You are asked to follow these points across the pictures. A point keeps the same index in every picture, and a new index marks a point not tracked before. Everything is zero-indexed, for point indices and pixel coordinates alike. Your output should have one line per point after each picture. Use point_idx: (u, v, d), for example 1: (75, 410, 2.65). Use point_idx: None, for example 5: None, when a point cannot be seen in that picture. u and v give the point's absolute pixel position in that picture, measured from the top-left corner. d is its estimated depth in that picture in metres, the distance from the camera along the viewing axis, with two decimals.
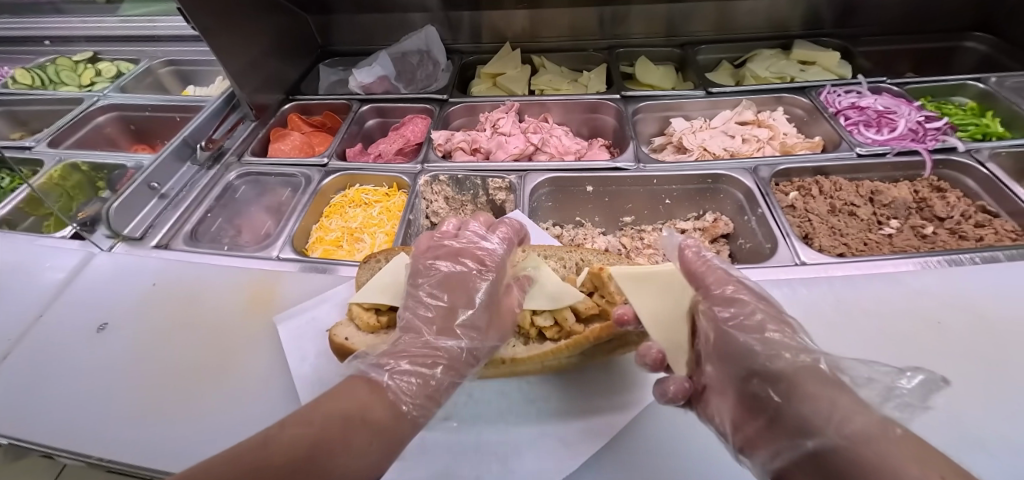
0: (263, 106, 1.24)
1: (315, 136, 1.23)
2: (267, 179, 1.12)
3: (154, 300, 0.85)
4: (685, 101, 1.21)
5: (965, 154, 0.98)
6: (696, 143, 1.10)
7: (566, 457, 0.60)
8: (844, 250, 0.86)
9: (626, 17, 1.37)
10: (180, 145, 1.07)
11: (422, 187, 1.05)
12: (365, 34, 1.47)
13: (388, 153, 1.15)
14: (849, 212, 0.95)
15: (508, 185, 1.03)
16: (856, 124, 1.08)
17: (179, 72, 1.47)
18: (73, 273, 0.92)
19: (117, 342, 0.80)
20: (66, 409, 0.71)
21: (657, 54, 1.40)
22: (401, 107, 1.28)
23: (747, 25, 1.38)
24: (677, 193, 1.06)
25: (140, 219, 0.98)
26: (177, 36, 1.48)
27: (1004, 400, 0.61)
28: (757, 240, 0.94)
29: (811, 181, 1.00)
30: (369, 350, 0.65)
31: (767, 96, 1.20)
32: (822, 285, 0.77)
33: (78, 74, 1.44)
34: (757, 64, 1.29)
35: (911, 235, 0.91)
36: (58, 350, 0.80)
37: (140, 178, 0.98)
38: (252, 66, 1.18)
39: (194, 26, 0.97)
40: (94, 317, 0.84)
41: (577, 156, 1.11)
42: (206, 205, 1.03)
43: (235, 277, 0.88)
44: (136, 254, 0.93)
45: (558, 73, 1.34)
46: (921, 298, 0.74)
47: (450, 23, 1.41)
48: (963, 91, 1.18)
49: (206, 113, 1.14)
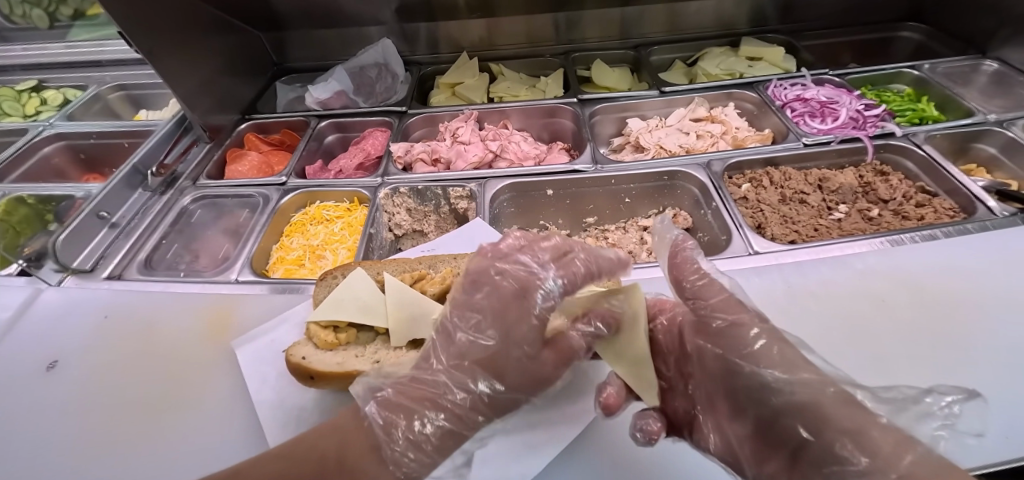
0: (218, 127, 1.22)
1: (273, 155, 1.21)
2: (223, 202, 1.10)
3: (106, 334, 0.82)
4: (640, 101, 1.23)
5: (903, 139, 1.03)
6: (653, 142, 1.12)
7: (530, 460, 0.60)
8: (795, 237, 0.89)
9: (580, 21, 1.40)
10: (130, 173, 1.04)
11: (383, 200, 1.04)
12: (321, 50, 1.47)
13: (349, 169, 1.14)
14: (800, 200, 0.99)
15: (469, 193, 1.03)
16: (802, 115, 1.13)
17: (130, 96, 1.44)
18: (19, 312, 0.87)
19: (67, 381, 0.77)
20: (12, 457, 0.68)
21: (612, 57, 1.42)
22: (360, 121, 1.27)
23: (696, 25, 1.42)
24: (636, 192, 1.08)
25: (89, 250, 0.94)
26: (124, 60, 1.44)
27: (942, 370, 0.64)
28: (714, 232, 0.97)
29: (761, 173, 1.03)
30: (327, 368, 0.64)
31: (718, 92, 1.23)
32: (773, 272, 0.79)
33: (22, 103, 1.40)
34: (708, 62, 1.33)
35: (858, 219, 0.95)
36: (3, 394, 0.76)
37: (88, 208, 0.95)
38: (204, 88, 1.16)
39: (137, 50, 0.95)
40: (41, 357, 0.81)
41: (537, 161, 1.12)
42: (161, 232, 1.00)
43: (191, 303, 0.86)
44: (86, 287, 0.90)
45: (516, 80, 1.35)
46: (867, 280, 0.77)
47: (406, 35, 1.42)
48: (900, 79, 1.24)
49: (155, 137, 1.11)
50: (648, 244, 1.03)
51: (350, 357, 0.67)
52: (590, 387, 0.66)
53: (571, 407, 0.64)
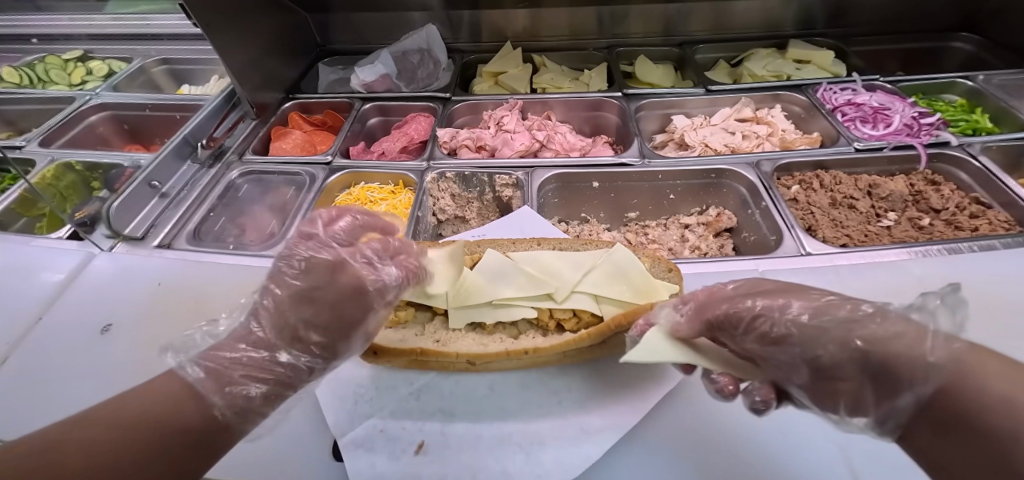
0: (264, 105, 1.23)
1: (317, 135, 1.21)
2: (270, 178, 1.11)
3: (159, 301, 0.83)
4: (685, 98, 1.23)
5: (958, 149, 1.01)
6: (698, 139, 1.11)
7: (589, 448, 0.59)
8: (847, 241, 0.88)
9: (625, 16, 1.39)
10: (181, 143, 1.05)
11: (429, 184, 1.05)
12: (364, 32, 1.47)
13: (393, 151, 1.15)
14: (849, 205, 0.98)
15: (515, 182, 1.03)
16: (853, 120, 1.12)
17: (173, 70, 1.45)
18: (73, 275, 0.89)
19: (123, 343, 0.78)
20: (68, 415, 0.69)
21: (656, 53, 1.42)
22: (404, 105, 1.28)
23: (742, 25, 1.41)
24: (681, 189, 1.08)
25: (141, 218, 0.96)
26: (173, 34, 1.46)
27: None
28: (762, 233, 0.96)
29: (811, 175, 1.02)
30: (390, 344, 0.65)
31: (765, 94, 1.23)
32: (830, 274, 0.78)
33: (68, 72, 1.41)
34: (754, 63, 1.32)
35: (908, 227, 0.93)
36: (59, 355, 0.77)
37: (141, 177, 0.97)
38: (253, 64, 1.17)
39: (195, 22, 0.95)
40: (97, 317, 0.82)
41: (583, 153, 1.12)
42: (209, 204, 1.02)
43: (244, 276, 0.86)
44: (138, 253, 0.91)
45: (559, 72, 1.35)
46: (926, 285, 0.76)
47: (451, 21, 1.42)
48: (951, 89, 1.22)
49: (205, 111, 1.12)
50: (690, 241, 1.02)
51: (419, 335, 0.68)
52: (648, 377, 0.66)
53: (629, 402, 0.63)
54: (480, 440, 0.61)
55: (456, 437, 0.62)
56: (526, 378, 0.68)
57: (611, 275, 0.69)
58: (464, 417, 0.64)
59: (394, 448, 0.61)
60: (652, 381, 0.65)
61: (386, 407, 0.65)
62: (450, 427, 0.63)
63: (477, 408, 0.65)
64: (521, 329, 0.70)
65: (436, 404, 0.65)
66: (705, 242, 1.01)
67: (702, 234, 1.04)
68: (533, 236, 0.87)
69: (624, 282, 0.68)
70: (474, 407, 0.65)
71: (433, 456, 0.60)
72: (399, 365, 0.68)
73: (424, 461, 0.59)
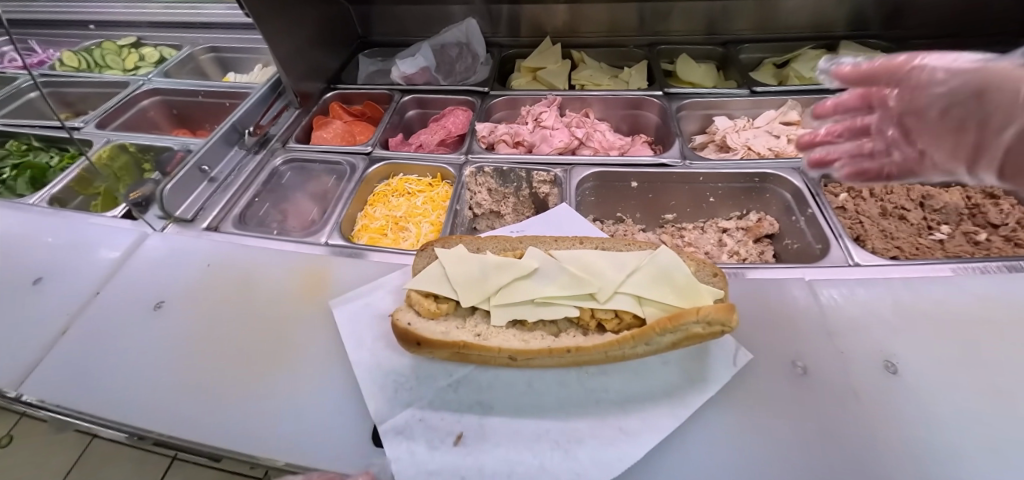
0: (307, 94, 1.26)
1: (356, 125, 1.23)
2: (312, 166, 1.14)
3: (208, 281, 0.87)
4: (729, 99, 1.20)
5: None
6: (741, 142, 1.09)
7: (627, 450, 0.59)
8: (898, 253, 0.84)
9: (668, 14, 1.36)
10: (229, 130, 1.09)
11: (467, 178, 1.06)
12: (404, 25, 1.49)
13: (431, 144, 1.16)
14: (900, 216, 0.95)
15: (553, 179, 1.03)
16: None
17: (220, 58, 1.50)
18: (128, 253, 0.94)
19: (174, 320, 0.81)
20: (125, 386, 0.73)
21: (698, 52, 1.39)
22: (442, 99, 1.29)
23: (791, 25, 1.37)
24: (722, 192, 1.05)
25: (191, 200, 0.99)
26: (222, 24, 1.51)
27: None
28: (806, 240, 0.93)
29: (860, 183, 0.99)
30: (432, 335, 0.66)
31: (813, 97, 1.19)
32: (882, 286, 0.76)
33: (122, 58, 1.46)
34: (802, 64, 1.27)
35: (963, 241, 0.89)
36: (116, 328, 0.81)
37: (192, 161, 1.00)
38: (298, 54, 1.20)
39: (247, 12, 0.98)
40: (150, 293, 0.86)
41: (621, 151, 1.11)
42: (254, 190, 1.05)
43: (288, 260, 0.89)
44: (188, 234, 0.95)
45: (597, 69, 1.34)
46: (987, 303, 0.72)
47: (491, 16, 1.42)
48: None
49: (253, 99, 1.15)
50: (729, 246, 1.00)
51: (460, 329, 0.69)
52: (689, 382, 0.65)
53: (669, 407, 0.63)
54: (517, 435, 0.62)
55: (492, 430, 0.62)
56: (563, 377, 0.68)
57: (655, 278, 0.68)
58: (500, 411, 0.64)
59: (433, 437, 0.62)
60: (694, 387, 0.65)
61: (425, 397, 0.66)
62: (487, 420, 0.63)
63: (513, 403, 0.65)
64: (561, 327, 0.70)
65: (473, 397, 0.66)
66: (744, 248, 0.99)
67: (741, 239, 1.02)
68: (572, 234, 0.87)
69: (669, 286, 0.67)
70: (511, 402, 0.65)
71: (470, 448, 0.61)
72: (439, 357, 0.69)
73: (461, 452, 0.60)
